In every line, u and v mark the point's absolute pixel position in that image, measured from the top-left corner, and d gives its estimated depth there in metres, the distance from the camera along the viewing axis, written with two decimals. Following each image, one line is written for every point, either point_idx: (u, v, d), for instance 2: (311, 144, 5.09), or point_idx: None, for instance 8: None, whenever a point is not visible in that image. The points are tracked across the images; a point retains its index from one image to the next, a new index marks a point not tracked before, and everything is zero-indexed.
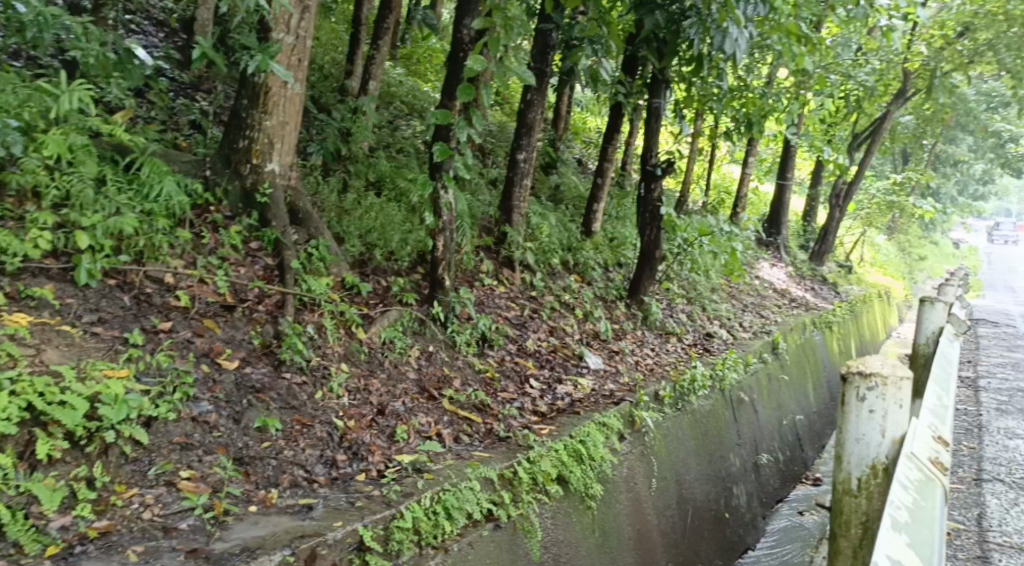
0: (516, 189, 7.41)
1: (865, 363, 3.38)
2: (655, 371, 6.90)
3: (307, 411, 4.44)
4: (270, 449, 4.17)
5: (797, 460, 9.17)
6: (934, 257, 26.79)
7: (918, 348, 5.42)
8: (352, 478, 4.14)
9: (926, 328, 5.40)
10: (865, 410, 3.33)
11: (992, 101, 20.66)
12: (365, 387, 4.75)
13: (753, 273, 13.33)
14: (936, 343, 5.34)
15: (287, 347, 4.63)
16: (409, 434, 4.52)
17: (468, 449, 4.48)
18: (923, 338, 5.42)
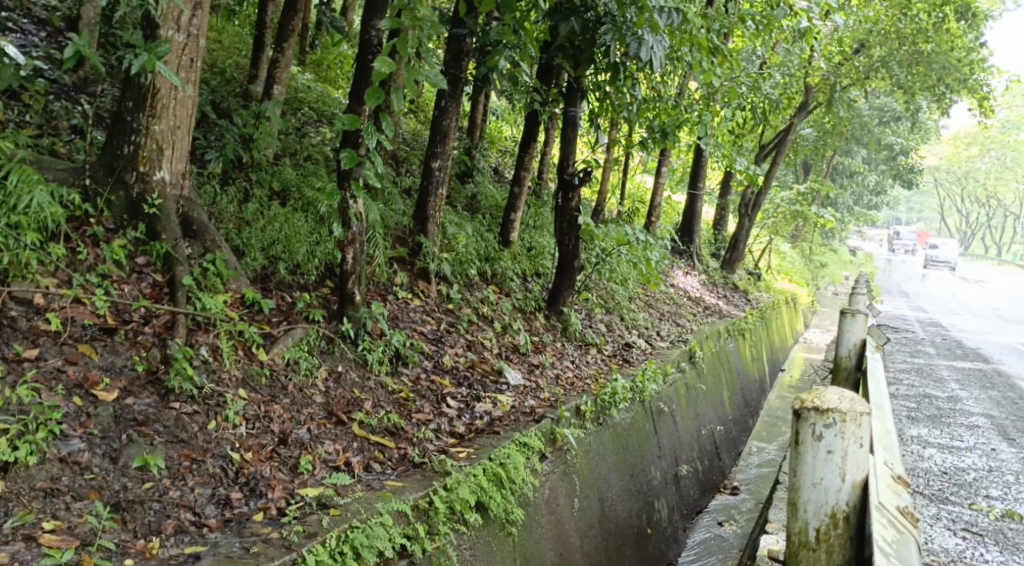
0: (431, 198, 7.14)
1: (819, 396, 3.46)
2: (576, 384, 6.72)
3: (198, 445, 4.08)
4: (152, 490, 3.80)
5: (715, 469, 9.16)
6: (834, 264, 27.74)
7: (840, 360, 5.79)
8: (248, 519, 3.80)
9: (846, 342, 5.74)
10: (824, 450, 3.42)
11: (884, 115, 21.57)
12: (266, 414, 4.40)
13: (669, 282, 13.39)
14: (857, 357, 5.71)
15: (175, 373, 4.24)
16: (315, 466, 4.20)
17: (379, 479, 4.19)
18: (844, 351, 5.78)
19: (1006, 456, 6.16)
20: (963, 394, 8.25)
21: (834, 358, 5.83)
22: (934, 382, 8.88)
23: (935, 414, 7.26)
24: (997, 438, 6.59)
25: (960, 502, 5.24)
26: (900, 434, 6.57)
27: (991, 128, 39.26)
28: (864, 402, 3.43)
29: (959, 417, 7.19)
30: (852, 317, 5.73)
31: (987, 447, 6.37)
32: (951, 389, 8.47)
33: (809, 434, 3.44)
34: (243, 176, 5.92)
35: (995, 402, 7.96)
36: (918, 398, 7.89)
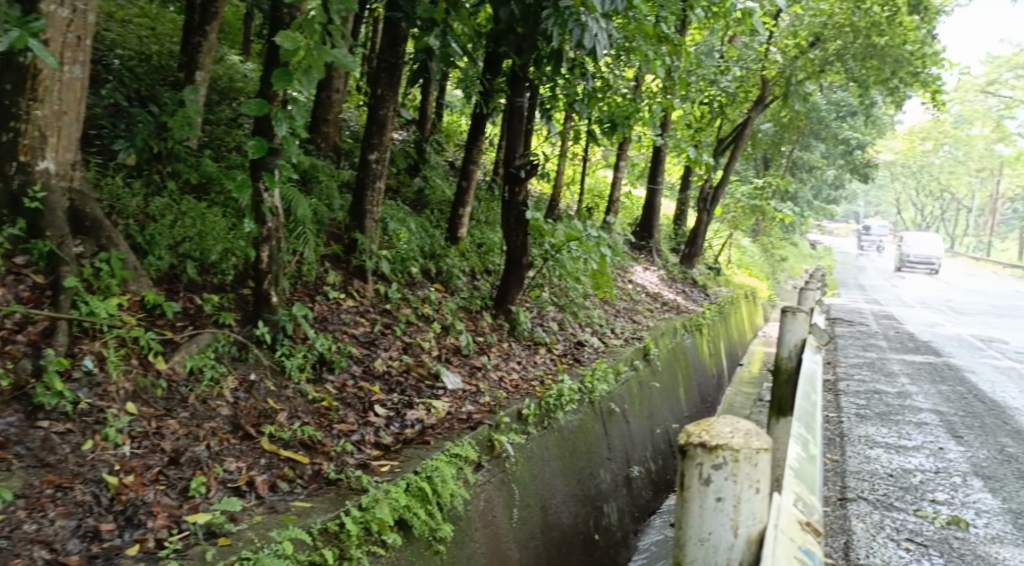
0: (368, 193, 6.75)
1: (708, 425, 2.68)
2: (521, 387, 6.39)
3: (68, 469, 3.69)
4: (4, 523, 3.39)
5: (669, 468, 8.91)
6: (793, 257, 27.82)
7: (782, 361, 5.22)
8: (119, 553, 3.42)
9: (786, 341, 5.24)
10: (712, 499, 2.62)
11: (840, 111, 21.63)
12: (156, 431, 4.04)
13: (626, 277, 13.14)
14: (800, 356, 5.18)
15: (46, 388, 3.87)
16: (211, 489, 3.84)
17: (285, 500, 3.85)
18: (785, 351, 5.25)
19: (954, 455, 5.98)
20: (914, 390, 8.09)
21: (775, 360, 5.26)
22: (885, 378, 8.71)
23: (884, 411, 7.08)
24: (945, 436, 6.41)
25: (905, 509, 5.06)
26: (847, 434, 6.39)
27: (945, 124, 39.81)
28: (763, 434, 2.66)
29: (908, 414, 7.01)
30: (792, 314, 5.23)
31: (935, 446, 6.18)
32: (901, 385, 8.31)
33: (694, 478, 2.63)
34: (157, 169, 5.53)
35: (944, 397, 7.79)
36: (867, 394, 7.71)
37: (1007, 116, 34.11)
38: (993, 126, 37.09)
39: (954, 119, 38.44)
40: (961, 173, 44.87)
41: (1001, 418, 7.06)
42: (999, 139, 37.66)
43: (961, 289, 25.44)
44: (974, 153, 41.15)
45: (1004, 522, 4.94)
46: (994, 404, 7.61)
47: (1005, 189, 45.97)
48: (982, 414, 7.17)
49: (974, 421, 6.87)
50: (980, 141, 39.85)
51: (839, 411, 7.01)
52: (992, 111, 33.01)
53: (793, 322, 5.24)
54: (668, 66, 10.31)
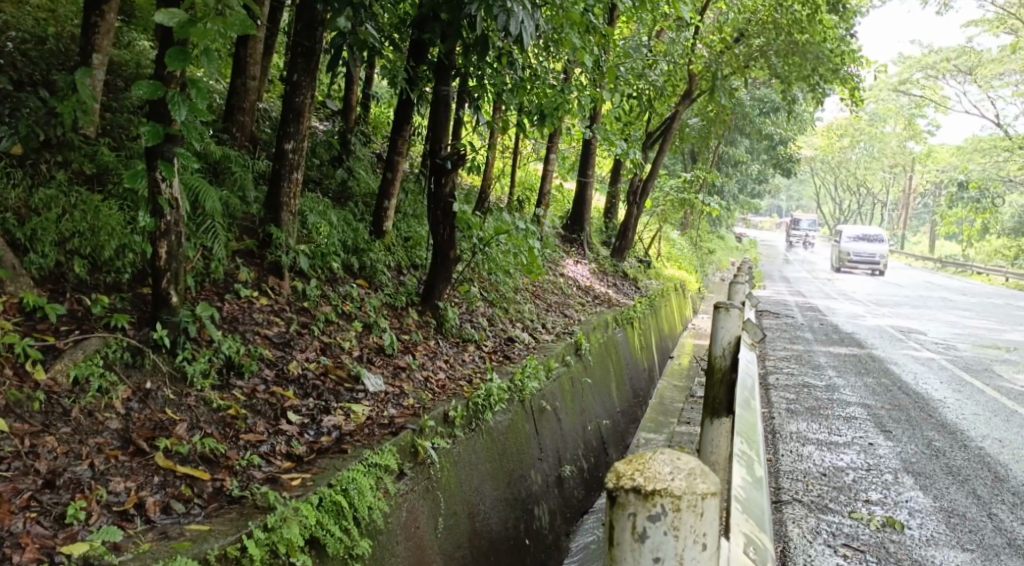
0: (285, 185, 6.37)
1: (644, 466, 2.65)
2: (448, 387, 6.11)
3: None
4: None
5: (601, 465, 8.77)
6: (720, 250, 28.15)
7: (714, 361, 4.99)
8: None
9: (719, 339, 5.01)
10: (651, 558, 2.58)
11: (764, 106, 21.94)
12: (31, 449, 3.65)
13: (557, 271, 12.96)
14: (733, 355, 4.96)
15: None
16: (93, 514, 3.48)
17: (178, 523, 3.52)
18: (718, 350, 5.02)
19: (883, 451, 5.94)
20: (840, 382, 8.10)
21: (707, 359, 5.03)
22: (812, 370, 8.72)
23: (814, 406, 7.04)
24: (874, 431, 6.38)
25: (840, 511, 4.98)
26: (779, 431, 6.32)
27: (862, 120, 40.97)
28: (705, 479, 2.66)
29: (837, 409, 6.98)
30: (727, 312, 5.01)
31: (864, 442, 6.13)
32: (828, 377, 8.32)
33: (628, 532, 2.61)
34: (44, 157, 5.09)
35: (870, 390, 7.81)
36: (796, 388, 7.68)
37: (920, 114, 35.28)
38: (906, 123, 38.33)
39: (871, 116, 39.57)
40: (877, 168, 46.25)
41: (926, 410, 7.08)
42: (912, 135, 38.95)
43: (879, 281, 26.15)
44: (888, 149, 42.53)
45: (936, 522, 4.89)
46: (918, 395, 7.65)
47: (918, 184, 47.62)
48: (907, 406, 7.19)
49: (901, 414, 6.88)
50: (893, 138, 41.22)
51: (769, 407, 6.94)
52: (905, 108, 34.10)
53: (727, 320, 5.01)
54: (596, 58, 10.13)
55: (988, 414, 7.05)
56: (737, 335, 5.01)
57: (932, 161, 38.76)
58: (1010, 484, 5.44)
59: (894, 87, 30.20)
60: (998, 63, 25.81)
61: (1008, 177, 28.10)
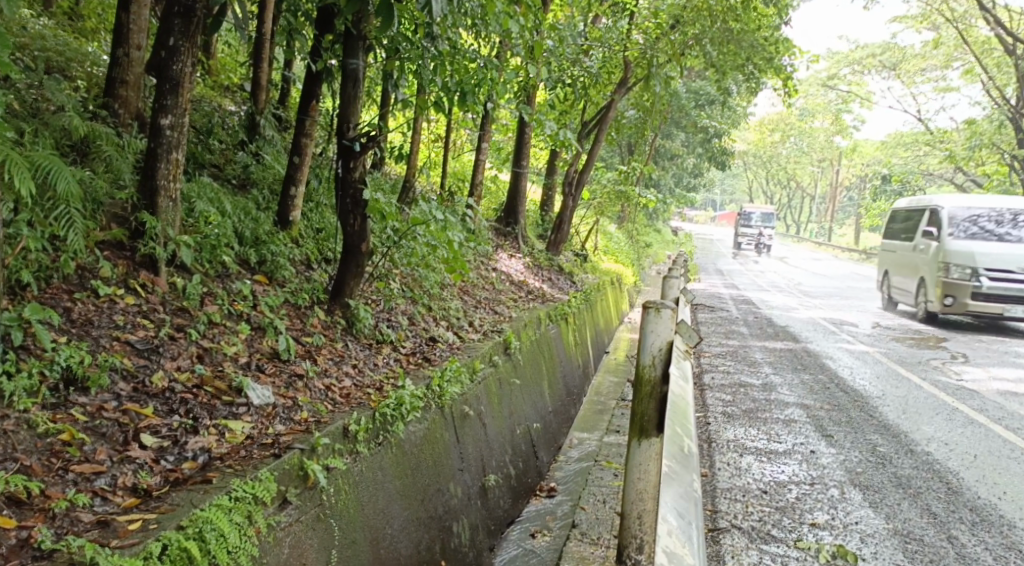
0: (161, 168, 5.57)
1: None
2: (352, 396, 5.38)
3: None
4: None
5: (530, 471, 8.15)
6: (658, 243, 27.94)
7: (642, 371, 3.93)
8: None
9: (646, 346, 3.94)
10: None
11: (699, 99, 21.62)
12: None
13: (489, 265, 12.32)
14: (665, 365, 3.92)
15: None
16: None
17: None
18: (646, 357, 3.94)
19: (827, 461, 5.43)
20: (777, 380, 7.61)
21: (635, 367, 3.98)
22: (748, 367, 8.23)
23: (750, 408, 6.51)
24: (815, 436, 5.88)
25: (784, 540, 4.43)
26: (715, 439, 5.77)
27: (793, 115, 41.33)
28: None
29: (775, 410, 6.47)
30: (657, 313, 3.91)
31: (806, 450, 5.62)
32: (765, 375, 7.82)
33: None
34: None
35: (808, 388, 7.33)
36: (732, 388, 7.16)
37: (848, 109, 35.68)
38: (834, 119, 38.78)
39: (801, 112, 39.91)
40: (808, 162, 46.81)
41: (867, 410, 6.62)
42: (840, 131, 39.45)
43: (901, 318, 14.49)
44: (818, 143, 43.01)
45: (892, 550, 4.37)
46: (858, 393, 7.20)
47: (846, 178, 48.39)
48: (848, 406, 6.72)
49: (842, 416, 6.40)
50: (822, 133, 41.78)
51: (707, 411, 6.38)
52: (834, 103, 34.40)
53: (656, 322, 3.92)
54: (524, 37, 9.47)
55: (931, 412, 6.62)
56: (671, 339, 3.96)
57: (858, 156, 39.28)
58: (965, 497, 4.98)
59: (823, 83, 30.39)
60: (922, 58, 26.09)
61: (931, 171, 28.53)
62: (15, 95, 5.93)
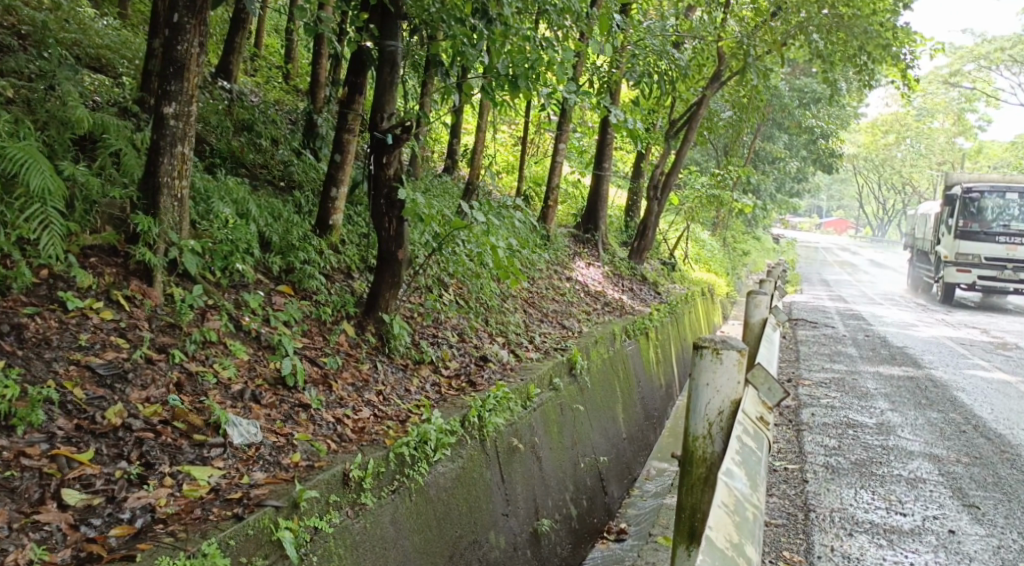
0: (165, 162, 4.87)
1: None
2: (368, 433, 4.59)
3: None
4: None
5: (595, 509, 7.19)
6: (755, 250, 26.42)
7: (694, 439, 3.70)
8: None
9: (702, 407, 3.67)
10: None
11: (804, 97, 20.10)
12: None
13: (564, 274, 11.41)
14: (723, 435, 3.65)
15: None
16: None
17: None
18: (701, 425, 3.69)
19: (973, 548, 4.32)
20: (895, 420, 6.43)
21: (685, 435, 3.75)
22: (859, 401, 7.03)
23: (861, 460, 5.39)
24: (953, 506, 4.77)
25: None
26: (814, 508, 4.71)
27: (909, 115, 38.77)
28: None
29: (895, 465, 5.33)
30: (712, 358, 3.61)
31: (943, 529, 4.50)
32: (880, 412, 6.65)
33: None
34: None
35: (936, 432, 6.14)
36: (838, 429, 6.03)
37: (971, 107, 33.07)
38: (956, 119, 36.13)
39: (917, 112, 37.41)
40: (924, 165, 43.90)
41: (1020, 466, 5.42)
42: (962, 131, 36.66)
43: (994, 374, 9.24)
44: (935, 146, 40.23)
45: None
46: (1001, 440, 5.98)
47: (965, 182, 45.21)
48: (992, 460, 5.52)
49: (986, 474, 5.23)
50: (940, 134, 39.13)
51: (801, 465, 5.30)
52: (954, 100, 31.91)
53: (714, 371, 3.64)
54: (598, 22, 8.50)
55: None
56: (732, 394, 3.65)
57: (982, 156, 36.40)
58: None
59: (944, 80, 28.10)
60: None
61: None
62: (28, 82, 5.39)
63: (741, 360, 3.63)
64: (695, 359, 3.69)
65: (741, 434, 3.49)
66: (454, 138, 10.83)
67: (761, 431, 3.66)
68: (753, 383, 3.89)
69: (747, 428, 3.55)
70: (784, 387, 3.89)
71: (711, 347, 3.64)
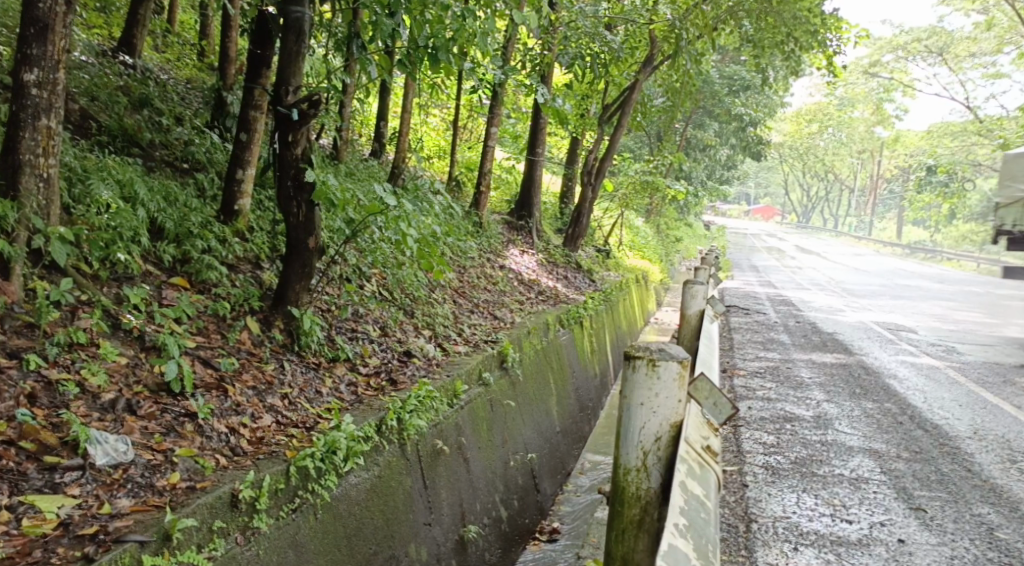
0: (24, 138, 4.24)
1: None
2: (267, 443, 4.05)
3: None
4: None
5: (528, 509, 6.75)
6: (688, 238, 26.42)
7: (625, 474, 3.27)
8: None
9: (636, 433, 3.23)
10: None
11: (733, 85, 19.99)
12: None
13: (497, 262, 10.93)
14: (660, 469, 3.23)
15: None
16: None
17: None
18: (634, 456, 3.25)
19: (923, 560, 4.00)
20: (832, 411, 6.13)
21: (617, 468, 3.30)
22: (794, 392, 6.73)
23: (801, 459, 5.06)
24: (899, 509, 4.46)
25: None
26: (755, 518, 4.34)
27: (832, 104, 39.40)
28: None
29: (835, 463, 5.01)
30: (648, 372, 3.17)
31: (891, 538, 4.17)
32: (815, 404, 6.35)
33: None
34: None
35: (873, 424, 5.86)
36: (776, 424, 5.70)
37: (890, 97, 33.76)
38: (875, 108, 36.86)
39: (839, 101, 38.02)
40: (847, 153, 44.81)
41: (960, 460, 5.15)
42: (880, 120, 37.54)
43: (929, 360, 9.10)
44: (855, 134, 41.06)
45: None
46: (939, 432, 5.72)
47: (886, 170, 46.29)
48: (933, 454, 5.25)
49: (928, 471, 4.94)
50: (860, 123, 39.95)
51: (739, 467, 4.93)
52: (874, 90, 32.46)
53: (651, 392, 3.20)
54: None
55: None
56: (670, 416, 3.21)
57: (901, 144, 37.26)
58: None
59: (864, 70, 28.55)
60: (973, 41, 24.14)
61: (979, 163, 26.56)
62: None
63: (682, 374, 3.19)
64: (628, 381, 3.23)
65: (683, 483, 3.10)
66: (379, 122, 10.26)
67: (706, 470, 3.28)
68: (694, 398, 3.51)
69: (690, 474, 3.16)
70: (732, 403, 3.44)
71: (646, 358, 3.20)
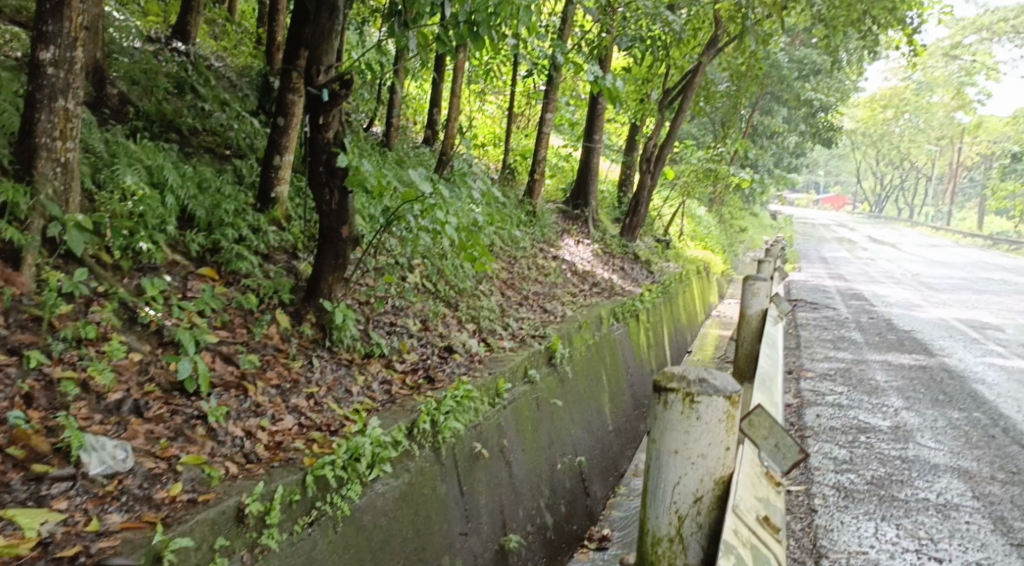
0: (40, 120, 4.00)
1: None
2: (284, 451, 3.76)
3: None
4: None
5: (577, 515, 6.36)
6: (753, 228, 25.60)
7: (658, 540, 2.86)
8: None
9: (669, 491, 2.83)
10: None
11: (803, 68, 19.17)
12: None
13: (551, 253, 10.55)
14: (700, 541, 2.82)
15: None
16: None
17: None
18: (666, 522, 2.85)
19: None
20: (912, 422, 5.61)
21: (646, 536, 2.89)
22: (868, 398, 6.20)
23: (878, 479, 4.58)
24: (997, 545, 3.96)
25: None
26: (825, 550, 3.91)
27: (908, 89, 37.76)
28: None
29: (918, 485, 4.52)
30: (683, 411, 2.75)
31: None
32: (893, 412, 5.82)
33: None
34: None
35: (960, 437, 5.32)
36: (849, 436, 5.21)
37: (971, 81, 32.19)
38: (956, 93, 35.22)
39: (917, 86, 36.46)
40: (923, 140, 43.04)
41: None
42: (961, 105, 35.94)
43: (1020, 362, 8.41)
44: (934, 120, 39.38)
45: None
46: None
47: (965, 158, 44.35)
48: None
49: None
50: (939, 109, 38.27)
51: (807, 488, 4.47)
52: (954, 73, 30.98)
53: (686, 438, 2.78)
54: None
55: None
56: (714, 471, 2.80)
57: (984, 130, 35.57)
58: None
59: (945, 52, 27.20)
60: None
61: None
62: None
63: (729, 414, 2.77)
64: (661, 425, 2.81)
65: None
66: (431, 108, 9.92)
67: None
68: (750, 437, 3.05)
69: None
70: (798, 448, 2.96)
71: (682, 393, 2.76)
